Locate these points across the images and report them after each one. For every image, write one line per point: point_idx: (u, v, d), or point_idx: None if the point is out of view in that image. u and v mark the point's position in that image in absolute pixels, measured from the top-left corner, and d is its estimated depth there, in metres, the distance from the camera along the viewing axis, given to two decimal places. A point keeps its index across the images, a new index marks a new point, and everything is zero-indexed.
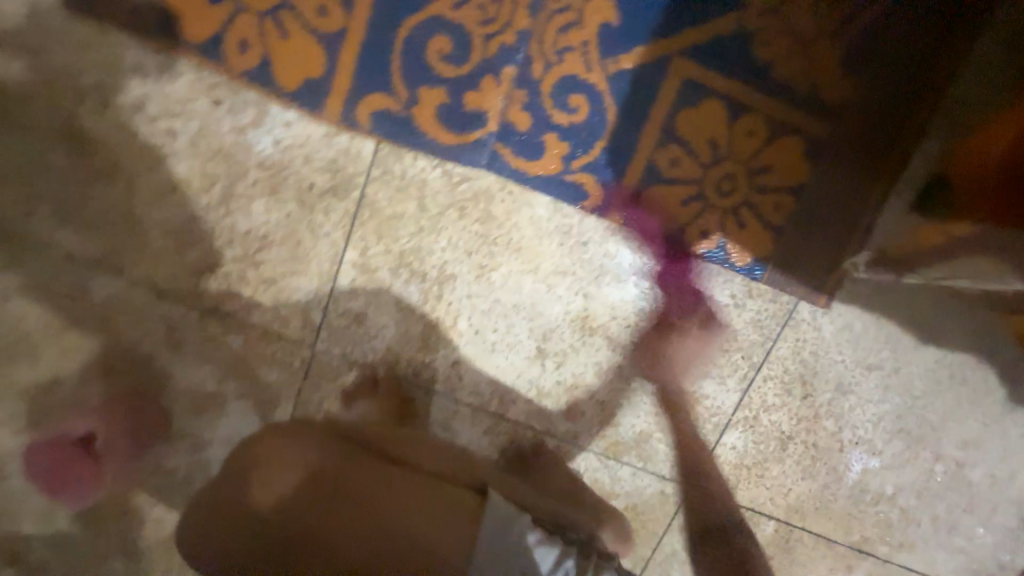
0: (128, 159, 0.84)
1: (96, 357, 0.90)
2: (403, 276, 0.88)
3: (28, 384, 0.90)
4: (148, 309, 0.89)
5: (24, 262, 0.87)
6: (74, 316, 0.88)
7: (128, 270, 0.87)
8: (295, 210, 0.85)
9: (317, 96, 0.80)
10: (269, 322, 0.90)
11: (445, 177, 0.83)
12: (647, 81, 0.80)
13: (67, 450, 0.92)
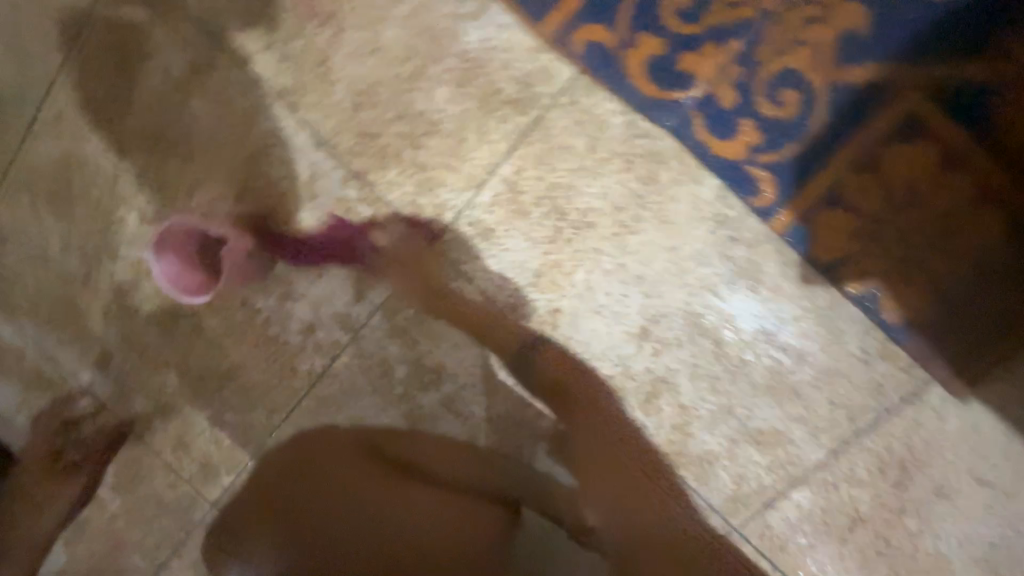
0: (346, 11, 0.88)
1: (242, 179, 0.95)
2: (543, 209, 0.88)
3: (179, 181, 0.97)
4: (302, 153, 0.93)
5: (220, 72, 0.93)
6: (241, 138, 0.94)
7: (302, 112, 0.91)
8: (472, 111, 0.87)
9: (541, 8, 0.81)
10: (402, 205, 0.92)
11: (627, 126, 0.83)
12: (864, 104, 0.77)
13: (194, 253, 1.00)
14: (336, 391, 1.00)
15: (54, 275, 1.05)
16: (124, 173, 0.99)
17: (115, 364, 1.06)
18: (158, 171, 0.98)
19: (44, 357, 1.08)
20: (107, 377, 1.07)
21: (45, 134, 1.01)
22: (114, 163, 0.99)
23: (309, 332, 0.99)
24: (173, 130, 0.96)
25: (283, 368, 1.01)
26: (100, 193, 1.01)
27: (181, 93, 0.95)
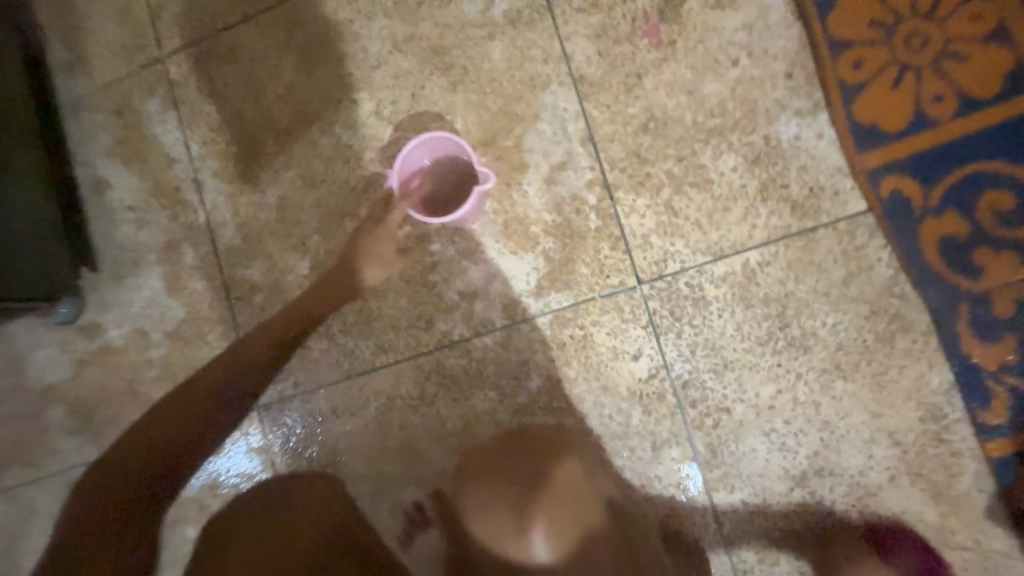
0: (682, 44, 0.87)
1: (495, 131, 0.93)
2: (766, 310, 0.85)
3: (434, 101, 0.94)
4: (566, 140, 0.91)
5: (531, 31, 0.92)
6: (517, 95, 0.92)
7: (589, 105, 0.90)
8: (749, 191, 0.86)
9: (869, 142, 0.82)
10: (633, 234, 0.88)
11: (890, 282, 0.82)
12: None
13: (421, 164, 0.93)
14: (461, 365, 0.94)
15: (256, 115, 1.01)
16: (385, 65, 0.96)
17: (260, 225, 1.00)
18: (420, 83, 0.95)
19: (197, 181, 1.03)
20: (246, 232, 1.01)
21: None
22: (381, 51, 0.96)
23: (467, 298, 0.94)
24: (456, 55, 0.94)
25: (421, 317, 0.95)
26: (349, 68, 0.98)
27: (485, 27, 0.93)
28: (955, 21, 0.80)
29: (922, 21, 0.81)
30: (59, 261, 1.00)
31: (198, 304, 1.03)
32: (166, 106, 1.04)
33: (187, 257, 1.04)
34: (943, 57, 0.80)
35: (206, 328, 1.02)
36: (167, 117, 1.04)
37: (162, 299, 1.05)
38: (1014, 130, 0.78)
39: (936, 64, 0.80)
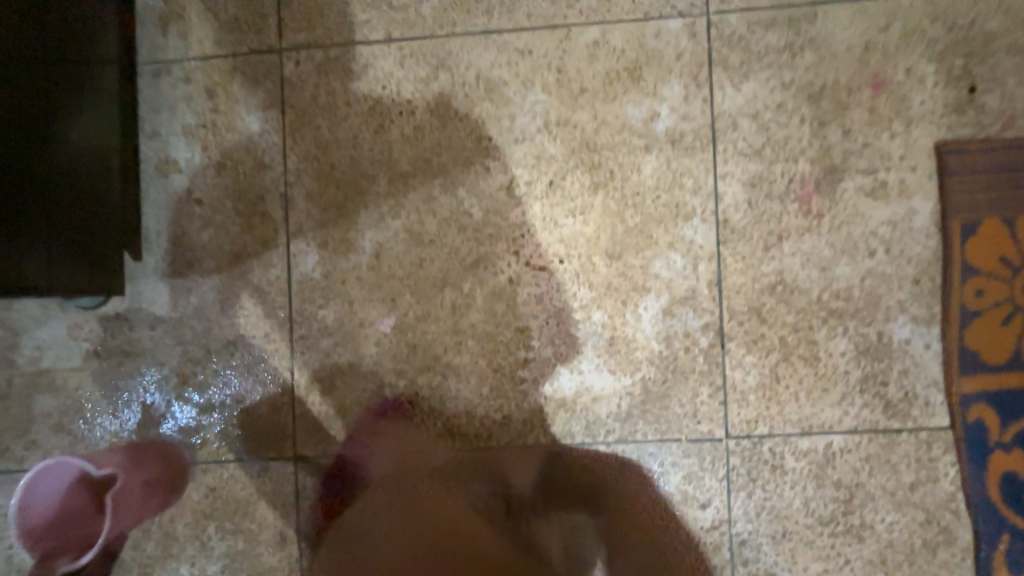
0: (829, 219, 0.88)
1: (626, 245, 0.90)
2: (835, 493, 0.88)
3: (571, 196, 0.90)
4: (693, 276, 0.89)
5: (689, 158, 0.89)
6: (657, 217, 0.90)
7: (725, 250, 0.89)
8: (851, 378, 0.88)
9: (969, 368, 0.87)
10: (733, 387, 0.89)
11: (951, 498, 0.87)
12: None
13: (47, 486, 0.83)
14: (525, 470, 0.90)
15: (374, 147, 0.92)
16: (529, 141, 0.90)
17: (348, 266, 0.92)
18: (562, 173, 0.90)
19: (286, 198, 0.93)
20: (330, 268, 0.92)
21: (492, 44, 0.90)
22: (529, 126, 0.90)
23: (549, 404, 0.90)
24: (607, 157, 0.90)
25: (499, 409, 0.90)
26: (490, 132, 0.91)
27: (644, 138, 0.89)
28: None
29: None
30: (91, 244, 0.86)
31: (254, 328, 0.93)
32: (272, 104, 0.93)
33: (253, 275, 0.93)
34: None
35: (258, 356, 0.93)
36: (269, 117, 0.93)
37: (210, 313, 0.93)
38: None
39: None
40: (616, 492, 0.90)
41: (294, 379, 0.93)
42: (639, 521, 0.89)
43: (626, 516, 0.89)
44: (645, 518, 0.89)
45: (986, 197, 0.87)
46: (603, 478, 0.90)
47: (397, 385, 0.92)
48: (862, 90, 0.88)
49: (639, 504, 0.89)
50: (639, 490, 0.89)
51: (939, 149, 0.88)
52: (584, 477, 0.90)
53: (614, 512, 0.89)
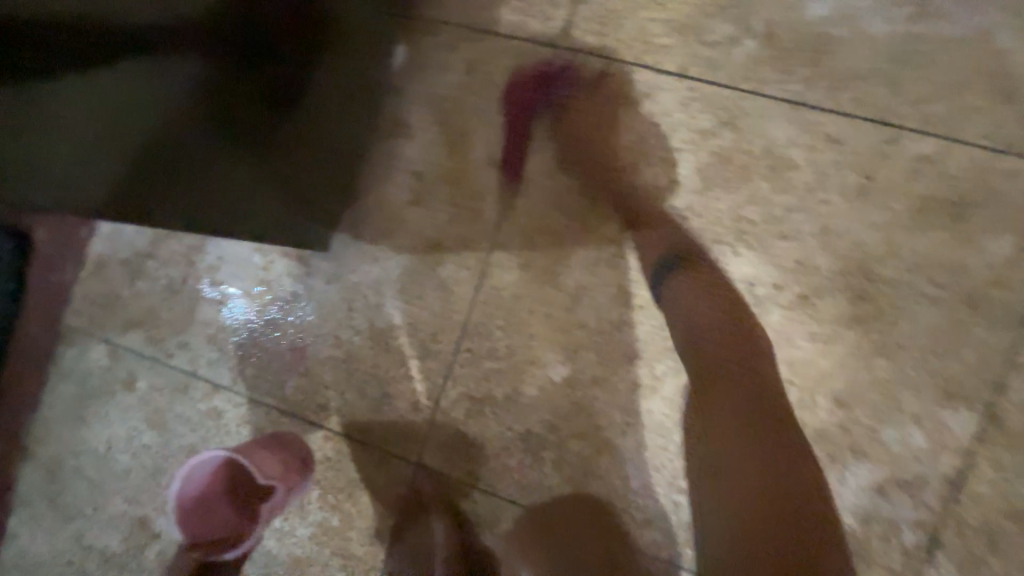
0: None
1: (861, 398, 0.76)
2: None
3: (820, 320, 0.77)
4: (927, 463, 0.75)
5: (983, 331, 0.73)
6: (912, 382, 0.75)
7: (982, 451, 0.73)
8: None
9: None
10: None
11: None
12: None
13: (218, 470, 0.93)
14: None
15: (618, 184, 0.82)
16: (797, 241, 0.77)
17: (541, 298, 0.84)
18: (820, 290, 0.77)
19: (505, 204, 0.85)
20: (523, 294, 0.85)
21: (798, 119, 0.77)
22: (802, 224, 0.77)
23: None
24: (882, 293, 0.75)
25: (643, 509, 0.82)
26: (756, 215, 0.78)
27: (938, 288, 0.74)
28: None
29: None
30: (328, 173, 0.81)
31: (424, 322, 0.88)
32: (527, 102, 0.84)
33: (442, 270, 0.88)
34: None
35: (417, 351, 0.88)
36: (519, 114, 0.85)
37: (386, 291, 0.89)
38: None
39: None
40: (787, 431, 0.73)
41: (444, 389, 0.87)
42: (753, 474, 0.70)
43: (769, 423, 0.73)
44: (775, 466, 0.71)
45: None
46: (758, 372, 0.76)
47: (546, 439, 0.84)
48: None
49: (793, 444, 0.73)
50: (733, 419, 0.73)
51: None
52: (705, 358, 0.77)
53: (778, 431, 0.73)
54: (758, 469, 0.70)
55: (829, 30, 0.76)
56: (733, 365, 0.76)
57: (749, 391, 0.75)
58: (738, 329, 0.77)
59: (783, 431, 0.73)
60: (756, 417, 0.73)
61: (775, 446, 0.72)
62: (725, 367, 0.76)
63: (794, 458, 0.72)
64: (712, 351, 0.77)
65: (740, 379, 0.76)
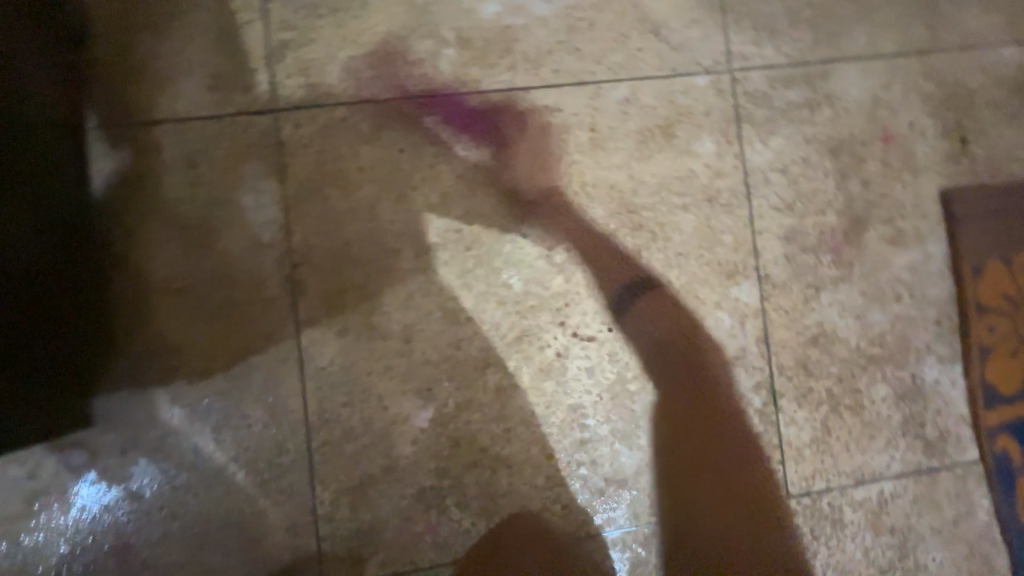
0: (856, 268, 0.90)
1: (673, 310, 0.86)
2: (892, 538, 0.88)
3: (614, 261, 0.85)
4: (741, 335, 0.87)
5: (726, 215, 0.88)
6: (700, 277, 0.87)
7: (768, 305, 0.88)
8: (893, 423, 0.90)
9: (995, 399, 0.91)
10: (789, 442, 0.87)
11: (988, 525, 0.90)
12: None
13: None
14: (591, 562, 0.83)
15: (395, 218, 0.81)
16: (566, 205, 0.84)
17: (374, 355, 0.80)
18: (602, 238, 0.85)
19: (291, 280, 0.79)
20: (351, 360, 0.79)
21: (520, 103, 0.84)
22: (564, 188, 0.85)
23: (611, 486, 0.84)
24: (647, 219, 0.86)
25: (558, 499, 0.82)
26: (524, 196, 0.84)
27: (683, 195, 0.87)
28: None
29: None
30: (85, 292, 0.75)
31: (261, 439, 0.78)
32: (268, 174, 0.79)
33: (256, 377, 0.78)
34: None
35: (269, 472, 0.78)
36: (265, 188, 0.79)
37: (201, 428, 0.77)
38: None
39: None
40: (719, 449, 0.86)
41: (317, 497, 0.78)
42: (709, 494, 0.86)
43: (695, 432, 0.86)
44: (688, 479, 0.85)
45: (989, 239, 0.93)
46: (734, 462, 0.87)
47: (442, 488, 0.80)
48: (874, 142, 0.92)
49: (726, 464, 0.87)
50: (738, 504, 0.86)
51: (946, 198, 0.93)
52: (688, 366, 0.86)
53: (745, 445, 0.87)
54: (691, 474, 0.85)
55: (507, 21, 0.84)
56: (683, 371, 0.86)
57: (700, 405, 0.86)
58: (700, 351, 0.86)
59: (704, 468, 0.86)
60: (722, 502, 0.86)
61: (703, 464, 0.86)
62: (694, 401, 0.86)
63: (741, 468, 0.87)
64: (667, 377, 0.86)
65: (689, 417, 0.86)
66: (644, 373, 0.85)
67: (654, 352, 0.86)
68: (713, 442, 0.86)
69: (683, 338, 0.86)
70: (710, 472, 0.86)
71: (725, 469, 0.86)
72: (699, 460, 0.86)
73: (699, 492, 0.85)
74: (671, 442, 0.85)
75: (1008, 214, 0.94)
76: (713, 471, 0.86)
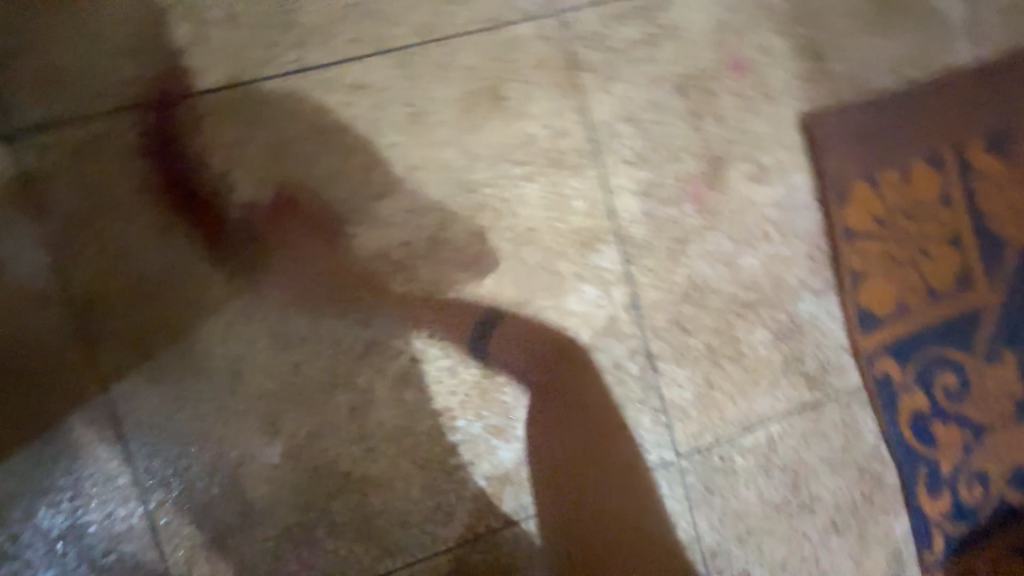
0: (722, 212, 0.86)
1: (532, 289, 0.80)
2: (784, 477, 0.89)
3: (457, 247, 0.77)
4: (609, 304, 0.82)
5: (574, 177, 0.81)
6: (557, 249, 0.81)
7: (634, 267, 0.83)
8: (775, 365, 0.88)
9: (868, 324, 0.91)
10: (674, 404, 0.85)
11: (873, 447, 0.92)
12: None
13: None
14: (485, 563, 0.80)
15: (196, 240, 0.71)
16: (396, 194, 0.76)
17: (202, 398, 0.72)
18: (441, 224, 0.77)
19: (87, 332, 0.69)
20: (176, 407, 0.71)
21: (318, 85, 0.73)
22: (389, 176, 0.76)
23: (493, 483, 0.80)
24: (488, 196, 0.78)
25: (439, 508, 0.78)
26: (342, 193, 0.74)
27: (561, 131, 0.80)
28: (928, 223, 0.93)
29: (907, 220, 0.92)
30: None
31: (90, 511, 0.70)
32: (28, 214, 0.68)
33: (68, 444, 0.69)
34: (920, 252, 0.93)
35: (107, 543, 0.70)
36: (31, 231, 0.68)
37: (14, 511, 0.68)
38: (960, 320, 0.94)
39: (912, 265, 0.92)
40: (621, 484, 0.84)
41: (169, 558, 0.71)
42: (569, 457, 0.82)
43: (607, 438, 0.83)
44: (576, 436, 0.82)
45: (850, 160, 0.90)
46: (591, 431, 0.83)
47: (309, 520, 0.75)
48: (725, 73, 0.85)
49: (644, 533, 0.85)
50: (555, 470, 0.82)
51: (803, 124, 0.88)
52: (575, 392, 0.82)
53: (605, 436, 0.83)
54: (600, 439, 0.83)
55: None
56: (573, 380, 0.82)
57: (614, 480, 0.84)
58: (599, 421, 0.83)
59: (574, 459, 0.82)
60: (593, 441, 0.83)
61: (584, 460, 0.83)
62: (569, 411, 0.82)
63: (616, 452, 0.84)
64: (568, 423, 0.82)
65: (592, 420, 0.83)
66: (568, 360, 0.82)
67: (560, 363, 0.81)
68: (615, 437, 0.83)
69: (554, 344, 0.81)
70: (575, 420, 0.82)
71: (594, 424, 0.83)
72: (594, 440, 0.83)
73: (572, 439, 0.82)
74: (540, 399, 0.81)
75: (863, 131, 0.91)
76: (596, 441, 0.83)
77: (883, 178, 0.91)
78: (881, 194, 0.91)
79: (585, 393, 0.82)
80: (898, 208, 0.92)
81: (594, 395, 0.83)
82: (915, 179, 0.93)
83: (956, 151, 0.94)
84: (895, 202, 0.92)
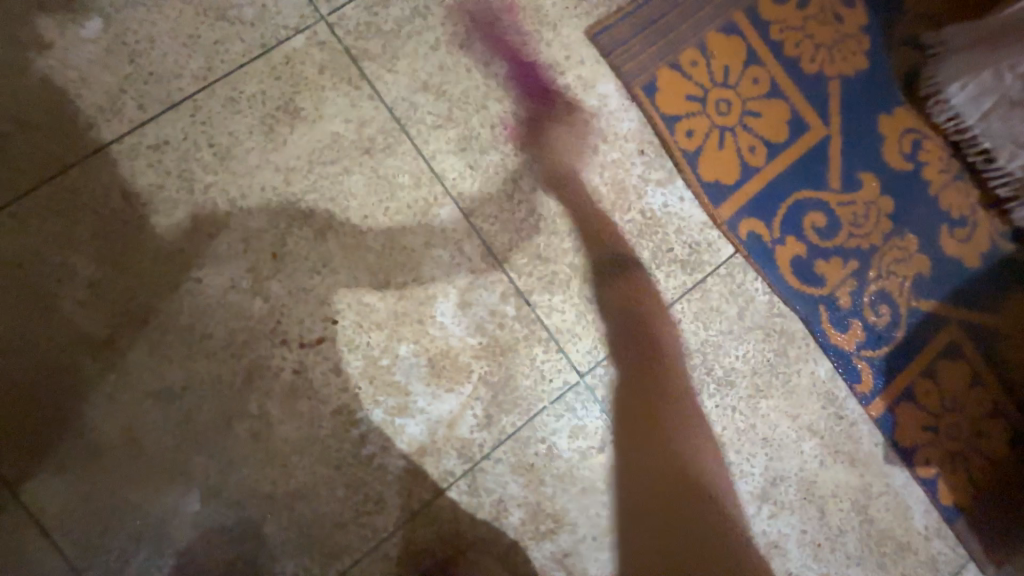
0: (541, 141, 0.90)
1: (387, 270, 0.84)
2: (692, 361, 0.92)
3: (302, 257, 0.82)
4: (465, 259, 0.86)
5: (390, 157, 0.85)
6: (397, 226, 0.84)
7: (476, 219, 0.87)
8: (645, 262, 0.91)
9: (718, 194, 0.94)
10: (561, 329, 0.88)
11: (768, 304, 0.95)
12: (949, 309, 1.00)
13: None
14: (430, 535, 0.82)
15: (55, 331, 0.75)
16: (228, 228, 0.80)
17: (108, 471, 0.75)
18: (279, 241, 0.81)
19: None
20: (88, 488, 0.75)
21: (122, 156, 0.79)
22: (215, 214, 0.80)
23: (412, 458, 0.83)
24: (315, 201, 0.83)
25: (368, 499, 0.81)
26: (177, 244, 0.79)
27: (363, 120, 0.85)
28: (743, 85, 0.97)
29: (722, 88, 0.96)
30: None
31: None
32: None
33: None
34: (745, 113, 0.96)
35: None
36: None
37: None
38: (805, 162, 0.97)
39: (741, 127, 0.96)
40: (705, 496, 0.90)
41: None
42: (665, 477, 0.90)
43: (671, 427, 0.90)
44: (656, 441, 0.90)
45: (647, 53, 0.94)
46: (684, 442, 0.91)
47: (249, 550, 0.78)
48: (500, 16, 0.90)
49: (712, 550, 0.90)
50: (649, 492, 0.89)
51: (590, 36, 0.93)
52: (660, 373, 0.91)
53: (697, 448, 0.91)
54: (649, 425, 0.90)
55: (66, 84, 0.78)
56: (658, 407, 0.90)
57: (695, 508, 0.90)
58: (665, 387, 0.90)
59: (659, 478, 0.89)
60: (666, 447, 0.90)
61: (665, 482, 0.90)
62: (645, 410, 0.90)
63: (697, 452, 0.91)
64: (631, 380, 0.90)
65: (664, 412, 0.90)
66: (642, 368, 0.90)
67: (633, 360, 0.90)
68: (697, 441, 0.91)
69: (626, 275, 0.90)
70: (678, 433, 0.90)
71: (671, 452, 0.90)
72: (678, 460, 0.90)
73: (646, 460, 0.89)
74: (627, 410, 0.89)
75: (651, 23, 0.95)
76: (667, 464, 0.90)
77: (686, 58, 0.95)
78: (690, 73, 0.95)
79: (663, 417, 0.90)
80: (709, 80, 0.96)
81: (693, 431, 0.91)
82: (716, 49, 0.96)
83: (746, 11, 0.98)
84: (705, 75, 0.95)
